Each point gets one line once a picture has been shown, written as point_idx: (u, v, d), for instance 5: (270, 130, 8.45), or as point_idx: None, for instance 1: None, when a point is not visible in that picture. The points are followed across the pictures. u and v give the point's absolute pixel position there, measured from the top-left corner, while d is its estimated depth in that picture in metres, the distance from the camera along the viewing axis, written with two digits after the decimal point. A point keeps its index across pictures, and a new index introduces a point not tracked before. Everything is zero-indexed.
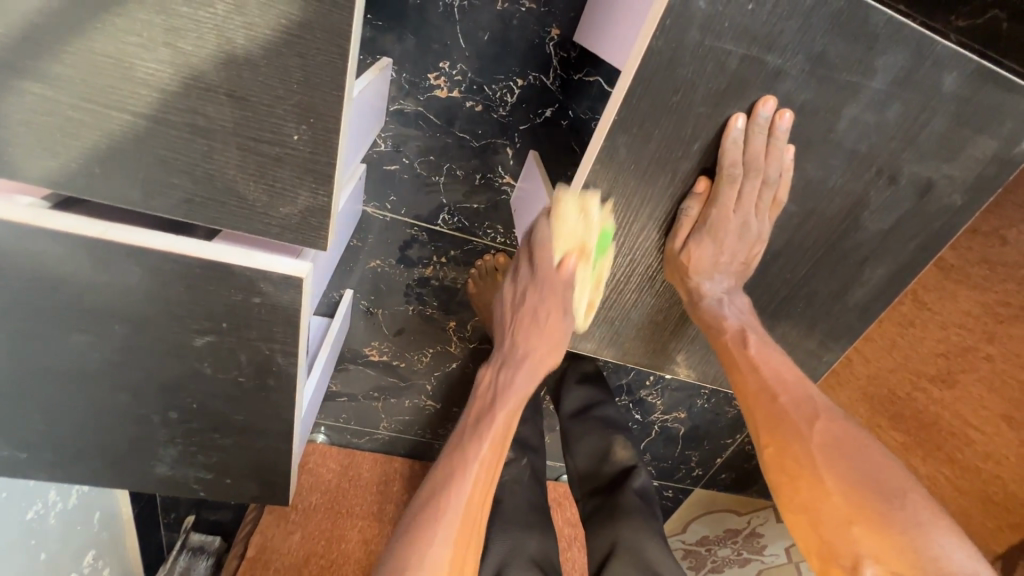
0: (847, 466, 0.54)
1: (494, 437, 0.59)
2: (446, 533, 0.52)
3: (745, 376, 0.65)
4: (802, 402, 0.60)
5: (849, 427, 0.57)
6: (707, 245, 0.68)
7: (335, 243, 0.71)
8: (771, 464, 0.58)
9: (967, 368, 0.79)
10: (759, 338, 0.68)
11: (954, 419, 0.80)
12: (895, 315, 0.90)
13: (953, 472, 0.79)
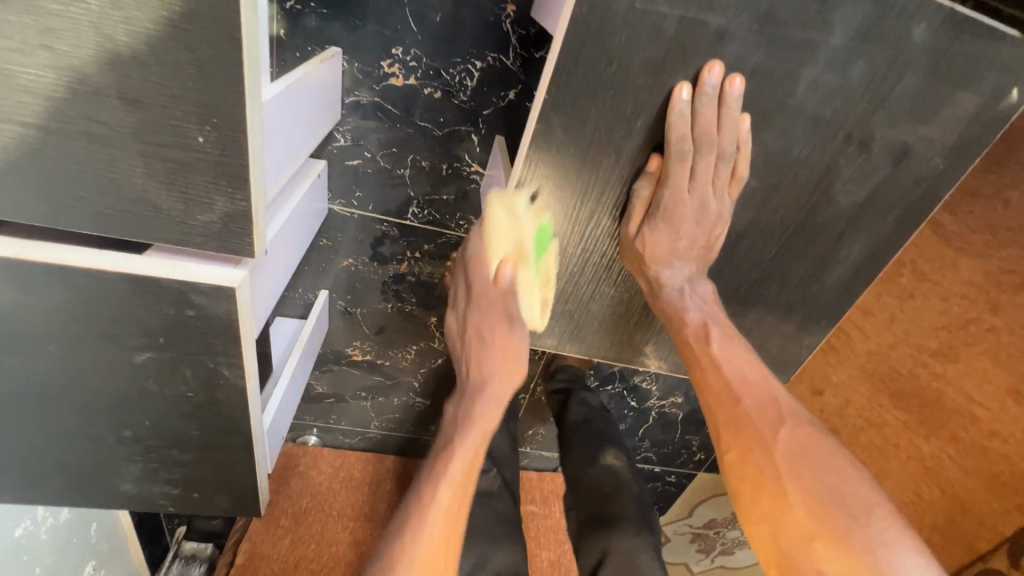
0: (811, 477, 0.50)
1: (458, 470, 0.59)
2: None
3: (707, 376, 0.61)
4: (764, 405, 0.57)
5: (814, 432, 0.54)
6: (662, 230, 0.65)
7: (294, 247, 0.68)
8: (732, 471, 0.55)
9: (971, 341, 0.75)
10: (721, 331, 0.64)
11: (955, 396, 0.76)
12: (894, 288, 0.86)
13: (958, 452, 0.74)
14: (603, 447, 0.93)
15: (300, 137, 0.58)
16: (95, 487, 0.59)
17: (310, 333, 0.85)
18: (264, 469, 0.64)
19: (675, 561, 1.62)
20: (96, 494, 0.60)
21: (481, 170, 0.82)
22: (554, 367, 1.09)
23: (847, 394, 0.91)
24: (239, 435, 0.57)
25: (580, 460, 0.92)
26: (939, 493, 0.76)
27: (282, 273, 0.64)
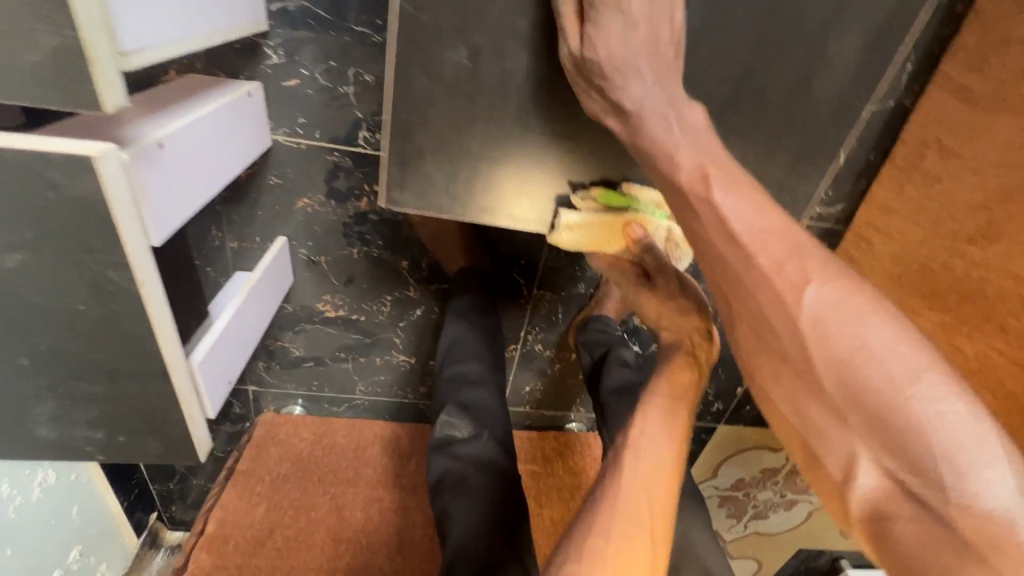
0: (844, 344, 0.39)
1: (650, 416, 0.52)
2: (621, 522, 0.45)
3: (695, 236, 0.47)
4: (782, 256, 0.42)
5: (853, 287, 0.40)
6: (613, 21, 0.47)
7: (229, 156, 0.62)
8: (750, 340, 0.44)
9: (1014, 214, 0.62)
10: (723, 171, 0.46)
11: (1000, 282, 0.63)
12: (918, 176, 0.75)
13: (1007, 345, 0.62)
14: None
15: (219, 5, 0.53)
16: (10, 431, 0.53)
17: (262, 277, 0.76)
18: (194, 411, 0.57)
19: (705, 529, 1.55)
20: (14, 442, 0.54)
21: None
22: (585, 320, 0.98)
23: None
24: (154, 359, 0.50)
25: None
26: (989, 397, 0.63)
27: (204, 180, 0.57)
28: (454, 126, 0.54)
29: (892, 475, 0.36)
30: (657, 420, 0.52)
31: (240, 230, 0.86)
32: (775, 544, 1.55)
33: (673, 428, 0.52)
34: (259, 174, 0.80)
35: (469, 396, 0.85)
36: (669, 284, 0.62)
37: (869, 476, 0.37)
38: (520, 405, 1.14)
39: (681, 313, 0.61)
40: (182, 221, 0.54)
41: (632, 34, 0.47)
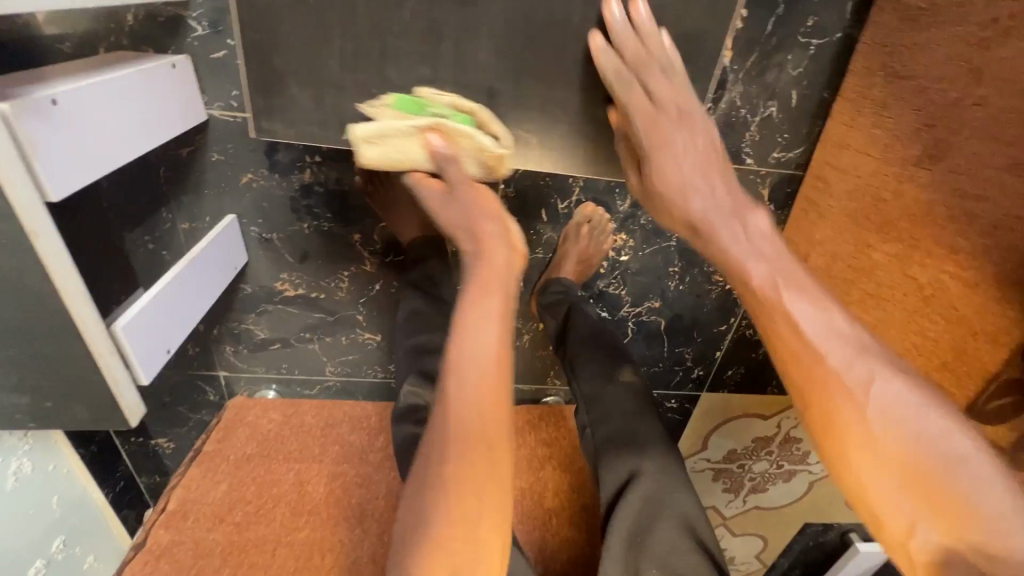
0: (907, 436, 0.44)
1: (463, 350, 0.55)
2: (450, 458, 0.51)
3: (772, 331, 0.49)
4: (847, 352, 0.47)
5: (909, 382, 0.45)
6: (668, 156, 0.54)
7: (151, 122, 0.64)
8: (813, 418, 0.48)
9: (955, 128, 0.59)
10: (790, 279, 0.49)
11: (945, 202, 0.60)
12: (868, 105, 0.72)
13: (957, 266, 0.58)
14: (619, 363, 0.84)
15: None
16: None
17: (206, 247, 0.77)
18: (118, 372, 0.57)
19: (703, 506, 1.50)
20: None
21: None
22: (547, 284, 0.98)
23: (831, 249, 0.79)
24: (61, 315, 0.51)
25: (594, 377, 0.82)
26: (944, 323, 0.60)
27: (113, 144, 0.58)
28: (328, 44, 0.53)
29: (949, 544, 0.41)
30: (468, 348, 0.55)
31: (190, 211, 0.86)
32: (780, 519, 1.49)
33: (485, 354, 0.55)
34: (200, 151, 0.80)
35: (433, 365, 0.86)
36: (469, 191, 0.58)
37: (928, 536, 0.42)
38: None
39: (483, 210, 0.58)
40: (87, 182, 0.55)
41: (687, 158, 0.54)
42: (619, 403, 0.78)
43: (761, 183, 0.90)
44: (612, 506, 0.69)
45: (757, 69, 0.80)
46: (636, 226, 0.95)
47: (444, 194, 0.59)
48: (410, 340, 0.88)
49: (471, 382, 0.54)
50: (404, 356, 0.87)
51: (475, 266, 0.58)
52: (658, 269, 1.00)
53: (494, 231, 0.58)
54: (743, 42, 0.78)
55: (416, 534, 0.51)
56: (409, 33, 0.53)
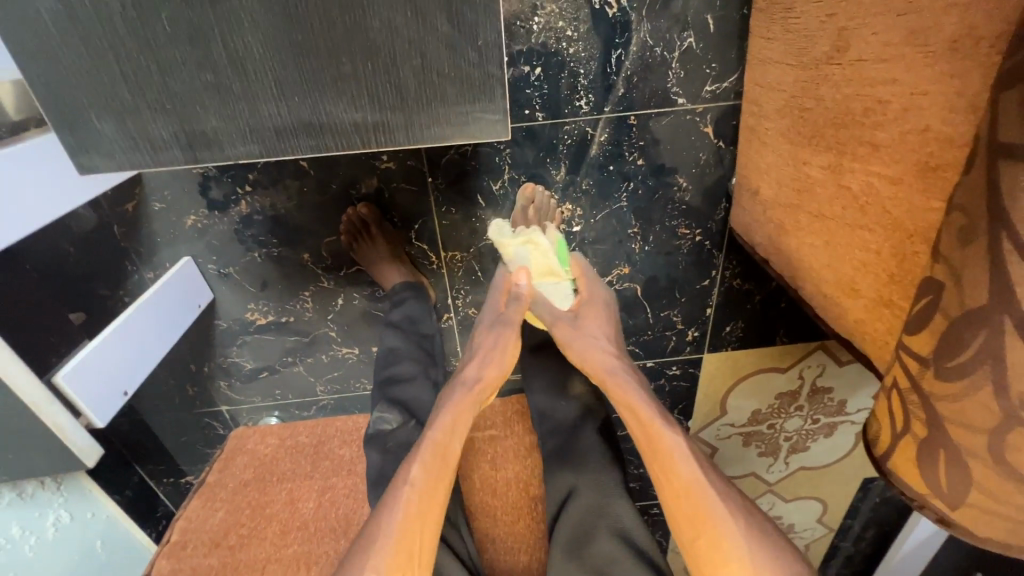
0: (768, 567, 0.54)
1: (424, 458, 0.63)
2: (394, 537, 0.57)
3: (671, 470, 0.61)
4: (726, 498, 0.59)
5: (754, 519, 0.58)
6: (587, 328, 0.77)
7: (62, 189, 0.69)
8: (701, 556, 0.57)
9: (854, 12, 0.52)
10: (668, 421, 0.66)
11: (857, 97, 0.53)
12: (777, 8, 0.65)
13: (881, 164, 0.51)
14: (572, 374, 0.89)
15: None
16: None
17: (156, 291, 0.82)
18: (63, 419, 0.64)
19: (742, 474, 1.39)
20: None
21: (356, 208, 0.90)
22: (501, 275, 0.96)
23: (776, 176, 0.72)
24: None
25: (547, 391, 0.88)
26: (881, 231, 0.52)
27: (29, 213, 0.64)
28: (97, 56, 0.40)
29: None
30: (433, 456, 0.64)
31: (153, 261, 0.92)
32: (830, 477, 1.39)
33: (443, 468, 0.64)
34: (143, 203, 0.86)
35: (404, 393, 0.90)
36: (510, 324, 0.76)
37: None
38: None
39: (498, 348, 0.75)
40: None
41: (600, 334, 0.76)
42: (565, 419, 0.85)
43: (701, 121, 0.84)
44: (557, 516, 0.75)
45: (660, 2, 0.75)
46: (579, 192, 0.90)
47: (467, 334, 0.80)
48: (386, 371, 0.92)
49: (423, 486, 0.61)
50: (377, 385, 0.91)
51: (462, 389, 0.72)
52: (617, 233, 0.95)
53: (497, 360, 0.75)
54: None
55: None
56: (179, 40, 0.40)
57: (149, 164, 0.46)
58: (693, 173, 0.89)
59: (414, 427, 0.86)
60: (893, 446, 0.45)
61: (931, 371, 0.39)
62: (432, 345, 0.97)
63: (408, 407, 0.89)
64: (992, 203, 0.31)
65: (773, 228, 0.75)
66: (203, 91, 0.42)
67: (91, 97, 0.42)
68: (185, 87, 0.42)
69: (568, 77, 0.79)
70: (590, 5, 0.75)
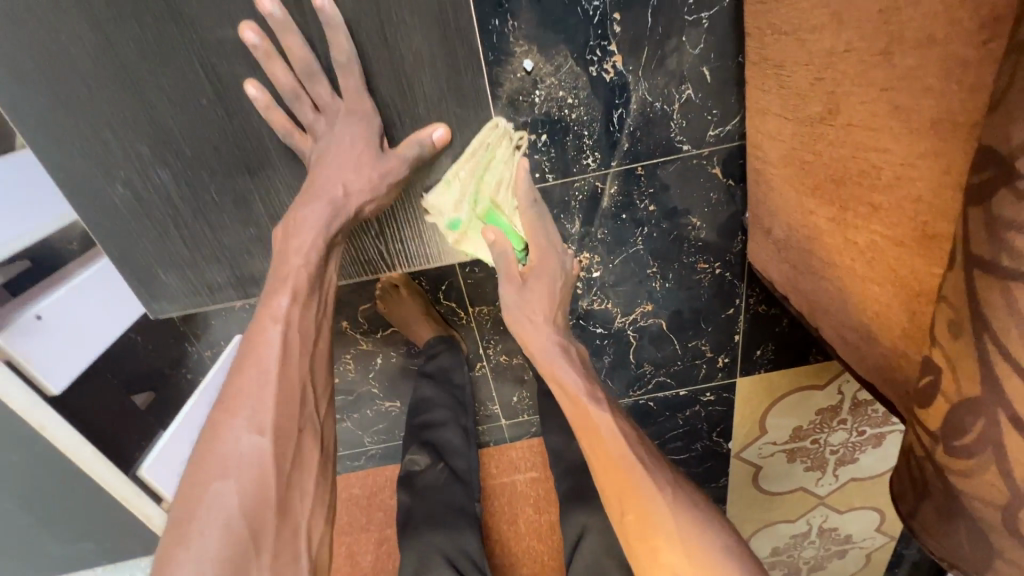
0: (687, 529, 0.60)
1: (298, 290, 0.61)
2: (271, 374, 0.55)
3: (600, 444, 0.66)
4: (654, 472, 0.64)
5: (679, 490, 0.64)
6: (540, 278, 0.80)
7: (120, 309, 0.81)
8: (629, 527, 0.62)
9: (841, 79, 0.53)
10: (591, 391, 0.72)
11: (851, 158, 0.55)
12: (769, 66, 0.67)
13: (882, 226, 0.52)
14: None
15: (28, 176, 0.77)
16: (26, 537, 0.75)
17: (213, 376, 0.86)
18: (149, 509, 0.77)
19: (791, 490, 1.37)
20: None
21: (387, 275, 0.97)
22: None
23: (784, 219, 0.73)
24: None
25: (562, 432, 0.94)
26: (888, 287, 0.54)
27: (92, 335, 0.76)
28: (162, 238, 0.73)
29: None
30: (303, 286, 0.61)
31: (209, 339, 0.86)
32: (883, 487, 1.36)
33: (308, 304, 0.62)
34: None
35: (435, 437, 0.97)
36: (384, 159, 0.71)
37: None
38: (517, 417, 1.10)
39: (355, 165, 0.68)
40: (72, 373, 0.72)
41: (551, 284, 0.80)
42: (579, 458, 0.91)
43: (708, 164, 0.86)
44: (572, 553, 0.83)
45: (655, 61, 0.77)
46: (595, 242, 0.93)
47: (324, 117, 0.68)
48: (419, 418, 0.98)
49: (297, 325, 0.60)
50: (411, 429, 0.98)
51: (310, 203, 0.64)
52: (636, 274, 0.97)
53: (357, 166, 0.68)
54: (630, 41, 0.76)
55: (240, 476, 0.51)
56: (223, 211, 0.72)
57: (196, 299, 0.77)
58: (705, 212, 0.91)
59: (441, 470, 0.94)
60: (919, 506, 0.46)
61: (942, 447, 0.41)
62: (465, 395, 1.02)
63: (437, 449, 0.96)
64: (973, 306, 0.33)
65: (788, 267, 0.76)
66: (245, 244, 0.74)
67: (163, 263, 0.75)
68: (227, 241, 0.74)
69: (573, 140, 0.83)
70: (587, 73, 0.78)
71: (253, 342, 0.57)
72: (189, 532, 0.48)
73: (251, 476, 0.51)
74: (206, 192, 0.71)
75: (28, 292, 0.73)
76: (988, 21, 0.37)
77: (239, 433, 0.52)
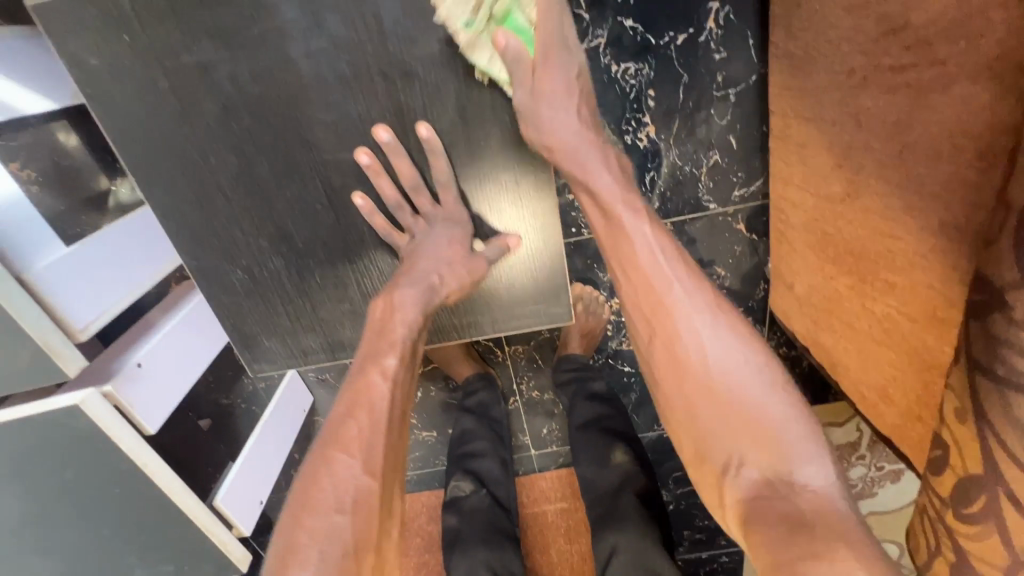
0: (735, 386, 0.51)
1: (404, 352, 0.63)
2: (380, 428, 0.58)
3: (636, 278, 0.57)
4: (702, 317, 0.54)
5: (738, 342, 0.53)
6: (555, 70, 0.57)
7: (203, 351, 0.86)
8: (664, 373, 0.55)
9: (860, 170, 0.59)
10: (632, 211, 0.58)
11: (867, 238, 0.61)
12: (793, 142, 0.73)
13: (898, 303, 0.58)
14: (612, 445, 0.97)
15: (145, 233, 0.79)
16: None
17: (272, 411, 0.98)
18: (224, 536, 0.79)
19: None
20: None
21: None
22: (559, 359, 1.06)
23: (806, 278, 0.79)
24: (170, 508, 0.73)
25: (591, 462, 0.97)
26: (901, 355, 0.60)
27: (181, 379, 0.80)
28: (262, 313, 0.72)
29: (764, 473, 0.47)
30: (410, 352, 0.64)
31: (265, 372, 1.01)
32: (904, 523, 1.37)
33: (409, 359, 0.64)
34: None
35: (478, 466, 1.02)
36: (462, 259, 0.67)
37: (751, 471, 0.48)
38: (546, 447, 1.16)
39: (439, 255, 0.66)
40: (164, 414, 0.75)
41: (568, 71, 0.58)
42: (607, 485, 0.94)
43: (733, 221, 0.93)
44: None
45: (685, 130, 0.84)
46: None
47: (423, 220, 0.67)
48: (462, 448, 1.04)
49: (401, 385, 0.62)
50: (455, 458, 1.04)
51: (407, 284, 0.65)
52: None
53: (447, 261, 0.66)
54: (663, 114, 0.83)
55: (351, 510, 0.53)
56: (326, 292, 0.71)
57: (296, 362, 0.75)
58: (729, 263, 0.97)
59: (485, 495, 0.99)
60: (931, 561, 0.51)
61: (952, 512, 0.46)
62: (502, 427, 1.07)
63: (480, 477, 1.01)
64: (975, 404, 0.40)
65: (810, 321, 0.81)
66: (342, 315, 0.72)
67: (268, 330, 0.72)
68: (326, 312, 0.72)
69: None
70: (623, 141, 0.85)
71: (359, 391, 0.60)
72: (300, 555, 0.50)
73: (356, 520, 0.53)
74: (312, 275, 0.70)
75: (119, 339, 0.76)
76: (984, 156, 0.44)
77: (350, 478, 0.54)
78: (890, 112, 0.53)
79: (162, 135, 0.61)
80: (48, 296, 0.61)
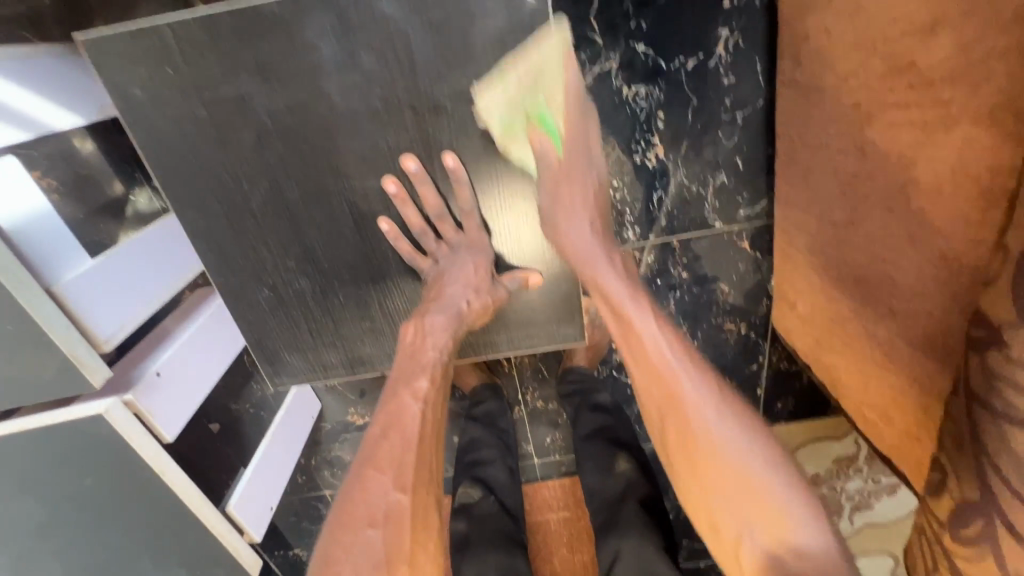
0: (738, 461, 0.52)
1: (434, 374, 0.64)
2: (413, 447, 0.59)
3: (638, 353, 0.59)
4: (700, 388, 0.56)
5: (735, 415, 0.55)
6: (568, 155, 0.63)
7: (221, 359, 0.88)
8: (671, 445, 0.57)
9: (864, 199, 0.61)
10: (634, 292, 0.62)
11: (871, 263, 0.63)
12: (799, 165, 0.75)
13: (900, 328, 0.60)
14: (616, 454, 0.99)
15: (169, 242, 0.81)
16: None
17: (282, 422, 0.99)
18: (236, 541, 0.81)
19: None
20: None
21: None
22: (564, 371, 1.10)
23: (809, 297, 0.81)
24: (185, 511, 0.74)
25: (595, 472, 0.98)
26: (902, 377, 0.62)
27: (199, 386, 0.81)
28: (284, 329, 0.74)
29: (771, 546, 0.49)
30: (440, 374, 0.65)
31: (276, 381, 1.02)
32: None
33: (440, 379, 0.65)
34: None
35: (484, 473, 1.02)
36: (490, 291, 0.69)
37: (758, 544, 0.49)
38: (548, 456, 1.18)
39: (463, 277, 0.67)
40: (182, 421, 0.77)
41: (581, 159, 0.63)
42: (611, 494, 0.95)
43: (737, 239, 0.95)
44: None
45: (693, 151, 0.87)
46: None
47: (447, 245, 0.69)
48: (469, 456, 1.04)
49: (430, 403, 0.63)
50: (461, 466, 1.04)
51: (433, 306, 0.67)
52: None
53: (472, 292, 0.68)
54: (672, 134, 0.85)
55: (383, 526, 0.54)
56: (350, 311, 0.73)
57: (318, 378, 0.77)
58: (733, 279, 0.99)
59: (493, 500, 0.99)
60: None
61: (950, 535, 0.48)
62: (508, 437, 1.09)
63: (487, 483, 1.01)
64: (975, 434, 0.41)
65: (813, 338, 0.83)
66: (362, 332, 0.74)
67: (290, 345, 0.74)
68: (348, 329, 0.74)
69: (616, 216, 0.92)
70: (632, 161, 0.87)
71: (391, 411, 0.61)
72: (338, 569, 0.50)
73: (392, 536, 0.53)
74: (335, 293, 0.71)
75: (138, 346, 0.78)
76: (985, 195, 0.46)
77: (384, 495, 0.55)
78: (894, 147, 0.55)
79: (187, 151, 0.62)
80: (77, 308, 0.63)
